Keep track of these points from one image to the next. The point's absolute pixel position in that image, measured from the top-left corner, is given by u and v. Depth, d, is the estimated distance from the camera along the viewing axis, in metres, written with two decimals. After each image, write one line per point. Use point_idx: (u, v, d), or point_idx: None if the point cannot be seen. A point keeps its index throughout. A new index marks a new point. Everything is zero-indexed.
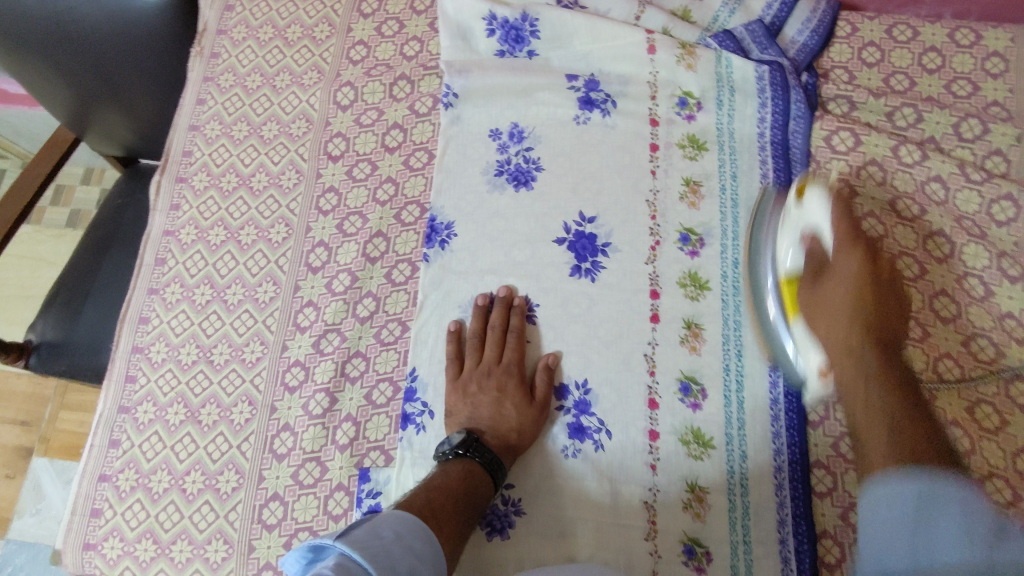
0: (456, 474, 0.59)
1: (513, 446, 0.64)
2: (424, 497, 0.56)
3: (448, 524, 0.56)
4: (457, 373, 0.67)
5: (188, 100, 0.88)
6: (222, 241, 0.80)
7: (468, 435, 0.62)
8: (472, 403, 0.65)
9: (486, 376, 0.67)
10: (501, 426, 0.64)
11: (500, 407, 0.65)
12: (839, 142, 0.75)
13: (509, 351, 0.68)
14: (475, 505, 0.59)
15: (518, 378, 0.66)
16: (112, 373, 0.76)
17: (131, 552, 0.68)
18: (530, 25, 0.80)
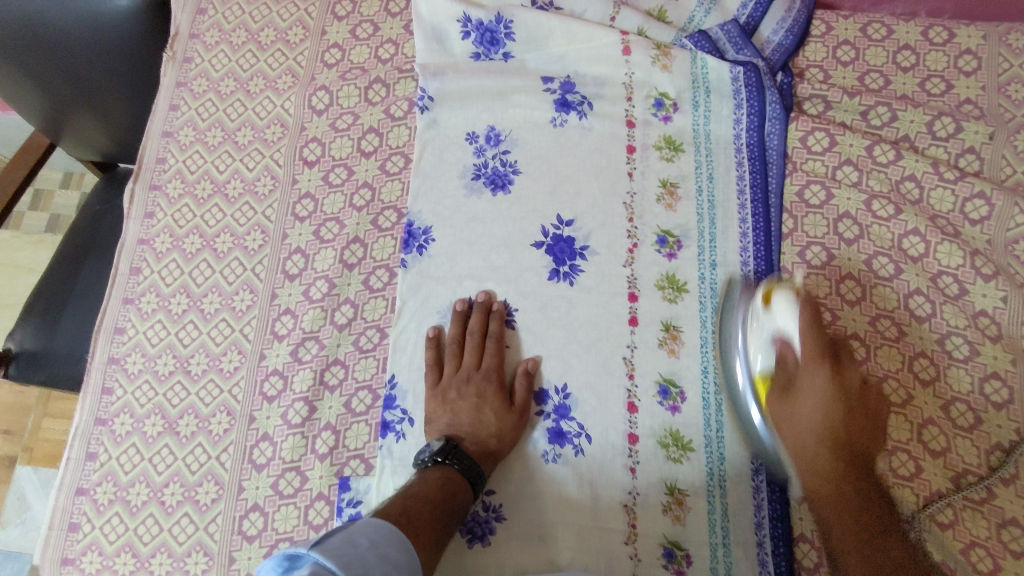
0: (433, 481, 0.59)
1: (493, 451, 0.64)
2: (400, 505, 0.56)
3: (425, 531, 0.55)
4: (437, 380, 0.68)
5: (161, 106, 0.87)
6: (198, 249, 0.79)
7: (447, 442, 0.63)
8: (451, 410, 0.66)
9: (465, 383, 0.67)
10: (480, 431, 0.65)
11: (479, 413, 0.65)
12: (815, 142, 0.75)
13: (488, 356, 0.68)
14: (454, 512, 0.59)
15: (497, 384, 0.67)
16: (88, 384, 0.75)
17: (110, 566, 0.68)
18: (504, 28, 0.79)
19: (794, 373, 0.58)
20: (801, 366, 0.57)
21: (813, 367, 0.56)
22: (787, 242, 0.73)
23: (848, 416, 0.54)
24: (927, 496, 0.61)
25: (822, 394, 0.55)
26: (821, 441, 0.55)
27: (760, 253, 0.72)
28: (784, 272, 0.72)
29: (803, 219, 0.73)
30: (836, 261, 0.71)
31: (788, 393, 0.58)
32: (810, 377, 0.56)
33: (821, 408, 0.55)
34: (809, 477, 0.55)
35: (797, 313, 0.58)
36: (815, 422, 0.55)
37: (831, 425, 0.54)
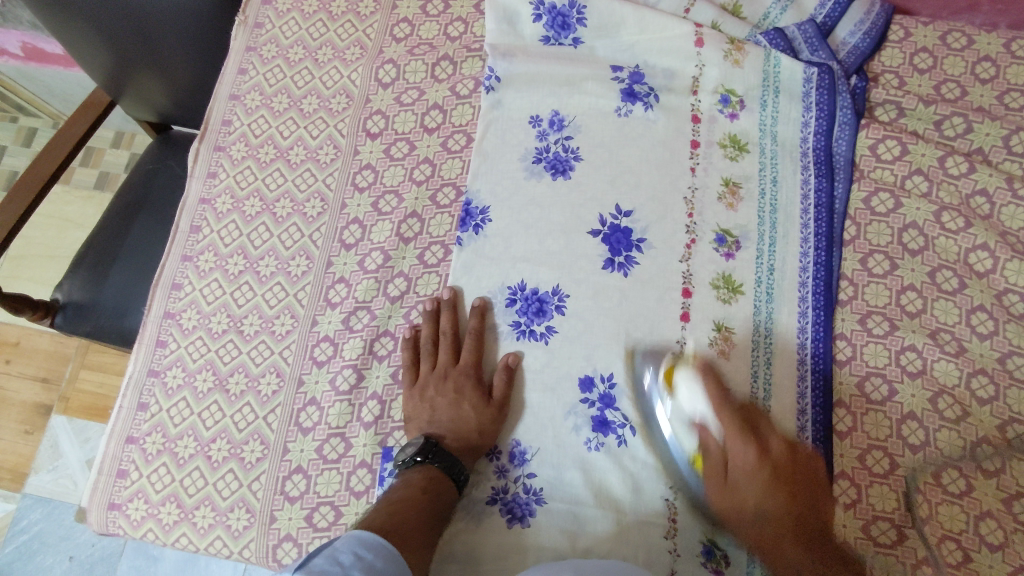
0: (416, 484, 0.61)
1: (475, 445, 0.65)
2: (385, 513, 0.57)
3: (414, 537, 0.56)
4: (413, 379, 0.69)
5: (230, 69, 0.88)
6: (258, 212, 0.80)
7: (427, 442, 0.64)
8: (429, 408, 0.67)
9: (441, 380, 0.68)
10: (460, 427, 0.65)
11: (458, 409, 0.66)
12: (885, 150, 0.73)
13: (465, 353, 0.69)
14: (442, 512, 0.60)
15: (475, 380, 0.67)
16: (144, 336, 0.77)
17: (155, 514, 0.69)
18: (577, 13, 0.79)
19: (725, 461, 0.61)
20: (727, 445, 0.60)
21: (747, 442, 0.59)
22: (849, 248, 0.72)
23: (780, 475, 0.58)
24: (978, 515, 0.59)
25: (730, 424, 0.60)
26: (767, 501, 0.58)
27: (821, 257, 0.71)
28: (842, 279, 0.70)
29: (866, 227, 0.72)
30: (898, 270, 0.69)
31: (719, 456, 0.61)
32: (744, 476, 0.59)
33: (757, 482, 0.58)
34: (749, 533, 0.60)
35: (704, 390, 0.62)
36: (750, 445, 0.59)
37: (772, 511, 0.58)
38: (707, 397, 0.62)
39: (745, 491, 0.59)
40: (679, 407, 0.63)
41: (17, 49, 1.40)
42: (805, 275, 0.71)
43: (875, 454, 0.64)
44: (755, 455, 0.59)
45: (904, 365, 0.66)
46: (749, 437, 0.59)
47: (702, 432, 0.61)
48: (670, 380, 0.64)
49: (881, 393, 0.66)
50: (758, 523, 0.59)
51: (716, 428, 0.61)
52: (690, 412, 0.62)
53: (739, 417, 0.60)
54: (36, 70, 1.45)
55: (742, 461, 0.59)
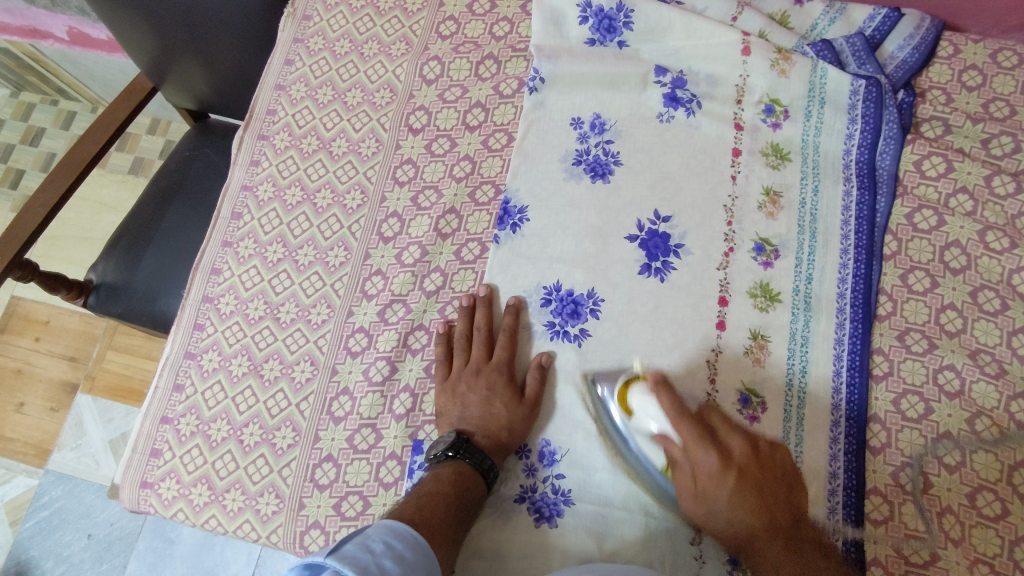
0: (446, 477, 0.61)
1: (505, 443, 0.65)
2: (414, 504, 0.58)
3: (440, 530, 0.57)
4: (446, 373, 0.69)
5: (276, 59, 0.89)
6: (298, 202, 0.81)
7: (458, 437, 0.64)
8: (461, 403, 0.67)
9: (475, 376, 0.68)
10: (491, 424, 0.65)
11: (489, 406, 0.66)
12: (930, 167, 0.72)
13: (498, 350, 0.69)
14: (467, 507, 0.60)
15: (508, 378, 0.67)
16: (182, 319, 0.78)
17: (186, 494, 0.70)
18: (624, 17, 0.79)
19: (690, 476, 0.59)
20: (688, 449, 0.59)
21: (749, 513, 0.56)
22: (890, 263, 0.70)
23: (753, 483, 0.57)
24: (1012, 540, 0.59)
25: (728, 491, 0.57)
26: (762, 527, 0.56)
27: (861, 269, 0.70)
28: (881, 293, 0.70)
29: (907, 243, 0.71)
30: (940, 289, 0.69)
31: (675, 463, 0.60)
32: (704, 463, 0.58)
33: (722, 494, 0.57)
34: (758, 568, 0.55)
35: (657, 401, 0.61)
36: (732, 497, 0.56)
37: (737, 491, 0.56)
38: (662, 408, 0.60)
39: (707, 450, 0.58)
40: (636, 420, 0.62)
41: (62, 34, 1.43)
42: (841, 287, 0.70)
43: (909, 471, 0.63)
44: (717, 461, 0.57)
45: (941, 384, 0.65)
46: (716, 453, 0.57)
47: (661, 438, 0.60)
48: (625, 402, 0.63)
49: (917, 411, 0.65)
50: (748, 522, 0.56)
51: (676, 440, 0.59)
52: (643, 422, 0.62)
53: (699, 426, 0.59)
54: (80, 55, 1.48)
55: (704, 466, 0.58)
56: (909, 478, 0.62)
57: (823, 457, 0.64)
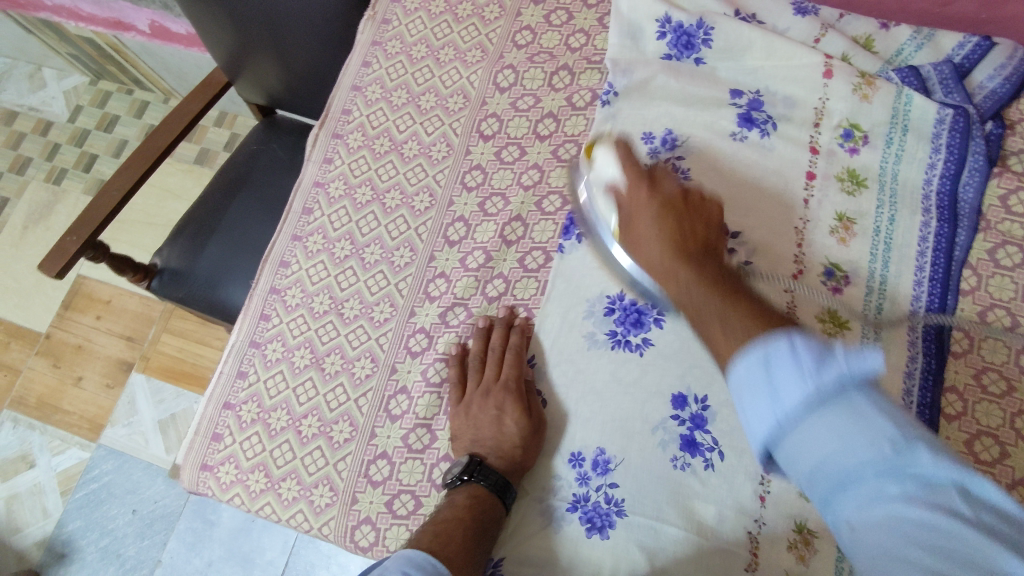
0: (461, 504, 0.61)
1: (520, 462, 0.63)
2: (430, 532, 0.58)
3: (459, 552, 0.56)
4: (461, 395, 0.69)
5: (355, 60, 0.91)
6: (368, 200, 0.83)
7: (471, 460, 0.64)
8: (474, 425, 0.67)
9: (484, 397, 0.67)
10: (503, 444, 0.64)
11: (500, 426, 0.65)
12: (1016, 202, 0.70)
13: (506, 367, 0.68)
14: (487, 530, 0.60)
15: (516, 394, 0.66)
16: (249, 308, 0.80)
17: (244, 480, 0.72)
18: (704, 34, 0.78)
19: (632, 213, 0.66)
20: (630, 199, 0.66)
21: (653, 240, 0.63)
22: (967, 298, 0.68)
23: (678, 216, 0.63)
24: None
25: (653, 207, 0.64)
26: (663, 242, 0.63)
27: (934, 303, 0.68)
28: (957, 328, 0.67)
29: (988, 279, 0.68)
30: (1019, 329, 0.66)
31: (630, 228, 0.66)
32: (640, 200, 0.65)
33: (653, 214, 0.64)
34: (682, 305, 0.60)
35: (615, 156, 0.69)
36: (664, 230, 0.63)
37: (671, 229, 0.62)
38: (617, 157, 0.69)
39: (647, 229, 0.64)
40: (598, 172, 0.71)
41: (144, 27, 1.48)
42: (915, 316, 0.68)
43: None
44: (650, 194, 0.65)
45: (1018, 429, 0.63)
46: (651, 179, 0.66)
47: (613, 184, 0.69)
48: (592, 155, 0.72)
49: (990, 455, 0.62)
50: (667, 278, 0.61)
51: (622, 184, 0.68)
52: (602, 176, 0.70)
53: (664, 230, 0.63)
54: (159, 47, 1.54)
55: (647, 204, 0.65)
56: None
57: None
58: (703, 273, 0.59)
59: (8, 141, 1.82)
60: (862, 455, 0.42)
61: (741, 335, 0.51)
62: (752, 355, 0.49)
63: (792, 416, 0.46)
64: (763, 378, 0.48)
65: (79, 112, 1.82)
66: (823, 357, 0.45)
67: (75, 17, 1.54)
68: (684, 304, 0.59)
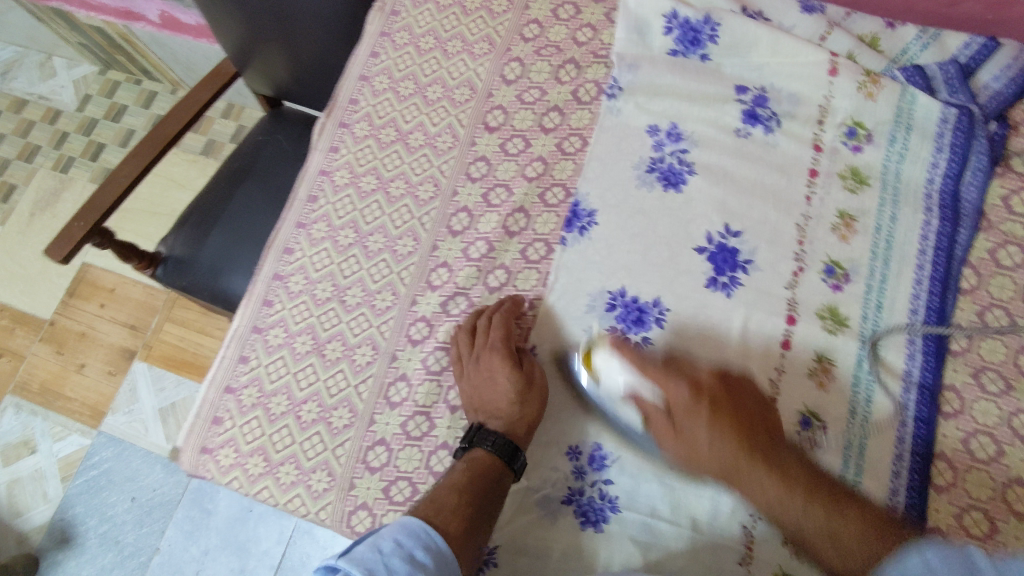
0: (458, 474, 0.63)
1: (520, 418, 0.66)
2: (429, 497, 0.62)
3: (457, 517, 0.60)
4: (458, 363, 0.71)
5: (362, 51, 0.91)
6: (373, 189, 0.83)
7: (475, 428, 0.66)
8: (473, 389, 0.69)
9: (478, 363, 0.69)
10: (501, 405, 0.66)
11: (495, 387, 0.67)
12: (1018, 203, 0.71)
13: (493, 331, 0.70)
14: (493, 496, 0.62)
15: (504, 355, 0.68)
16: (253, 294, 0.81)
17: (243, 464, 0.73)
18: (710, 30, 0.78)
19: (677, 420, 0.62)
20: (666, 403, 0.62)
21: (675, 399, 0.62)
22: (967, 297, 0.68)
23: (729, 408, 0.61)
24: None
25: (709, 424, 0.61)
26: (725, 438, 0.60)
27: (934, 302, 0.68)
28: (956, 327, 0.67)
29: (989, 279, 0.69)
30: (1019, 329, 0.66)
31: (672, 420, 0.62)
32: (681, 400, 0.62)
33: (706, 424, 0.61)
34: (754, 497, 0.59)
35: (622, 363, 0.64)
36: (722, 433, 0.60)
37: (716, 412, 0.61)
38: (627, 366, 0.64)
39: (696, 439, 0.61)
40: (602, 381, 0.65)
41: (155, 17, 1.49)
42: (913, 315, 0.68)
43: (974, 514, 0.60)
44: (688, 394, 0.62)
45: (1016, 428, 0.63)
46: (679, 380, 0.63)
47: (632, 396, 0.64)
48: (590, 360, 0.66)
49: (987, 453, 0.62)
50: (731, 477, 0.60)
51: (647, 392, 0.63)
52: (611, 386, 0.65)
53: (715, 421, 0.61)
54: (168, 38, 1.54)
55: (678, 398, 0.62)
56: (974, 521, 0.60)
57: (882, 491, 0.62)
58: (775, 463, 0.59)
59: (17, 129, 1.83)
60: None
61: (873, 542, 0.53)
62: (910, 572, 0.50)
63: None
64: None
65: (88, 101, 1.83)
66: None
67: (85, 6, 1.55)
68: (736, 481, 0.60)
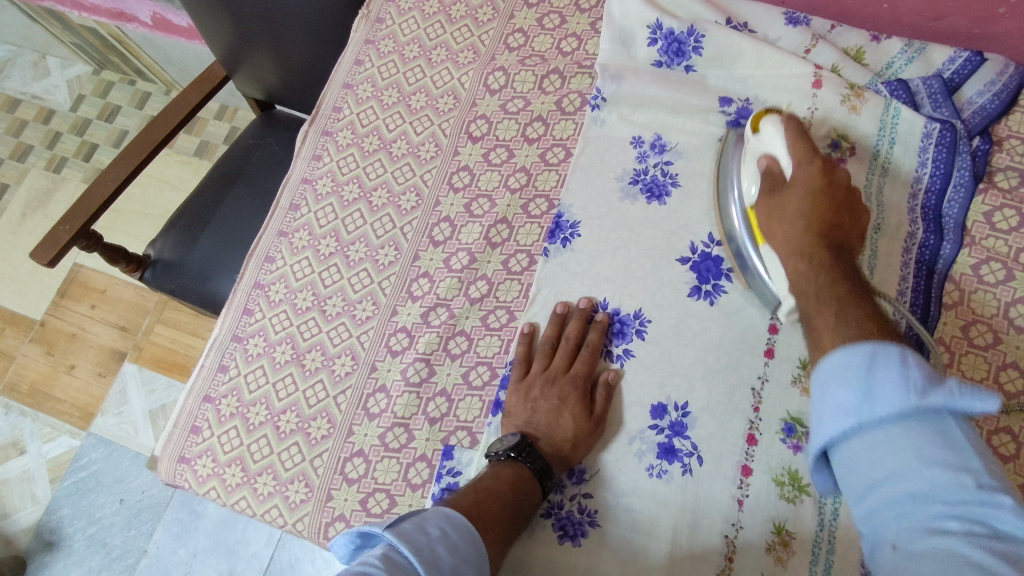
0: (506, 477, 0.61)
1: (566, 456, 0.64)
2: (471, 497, 0.59)
3: (494, 528, 0.58)
4: (523, 375, 0.69)
5: (347, 59, 0.91)
6: (355, 198, 0.83)
7: (521, 440, 0.64)
8: (531, 407, 0.67)
9: (550, 384, 0.67)
10: (556, 434, 0.65)
11: (558, 416, 0.65)
12: (1002, 219, 0.70)
13: (579, 363, 0.68)
14: (520, 512, 0.60)
15: (582, 392, 0.67)
16: (233, 302, 0.81)
17: (220, 474, 0.72)
18: (694, 41, 0.78)
19: (794, 179, 0.63)
20: (791, 167, 0.63)
21: (803, 257, 0.58)
22: (949, 313, 0.68)
23: (828, 241, 0.59)
24: None
25: (801, 239, 0.59)
26: (805, 230, 0.59)
27: (917, 314, 0.68)
28: (938, 343, 0.67)
29: (971, 295, 0.68)
30: (1001, 346, 0.66)
31: (775, 189, 0.64)
32: (800, 171, 0.62)
33: (787, 243, 0.60)
34: (801, 285, 0.58)
35: (784, 133, 0.65)
36: (801, 219, 0.60)
37: (811, 247, 0.58)
38: (786, 133, 0.65)
39: (790, 212, 0.61)
40: (762, 142, 0.67)
41: (147, 19, 1.49)
42: None
43: None
44: (802, 200, 0.61)
45: (996, 447, 0.62)
46: (812, 157, 0.62)
47: (768, 161, 0.66)
48: (756, 125, 0.69)
49: None
50: (803, 292, 0.57)
51: (783, 160, 0.65)
52: (766, 146, 0.67)
53: (814, 248, 0.58)
54: (160, 40, 1.54)
55: (796, 191, 0.62)
56: None
57: None
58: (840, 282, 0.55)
59: (10, 129, 1.83)
60: (889, 404, 0.45)
61: (846, 330, 0.51)
62: (859, 348, 0.48)
63: (878, 420, 0.45)
64: (858, 375, 0.47)
65: (81, 102, 1.83)
66: (931, 380, 0.44)
67: (79, 7, 1.54)
68: (812, 310, 0.55)
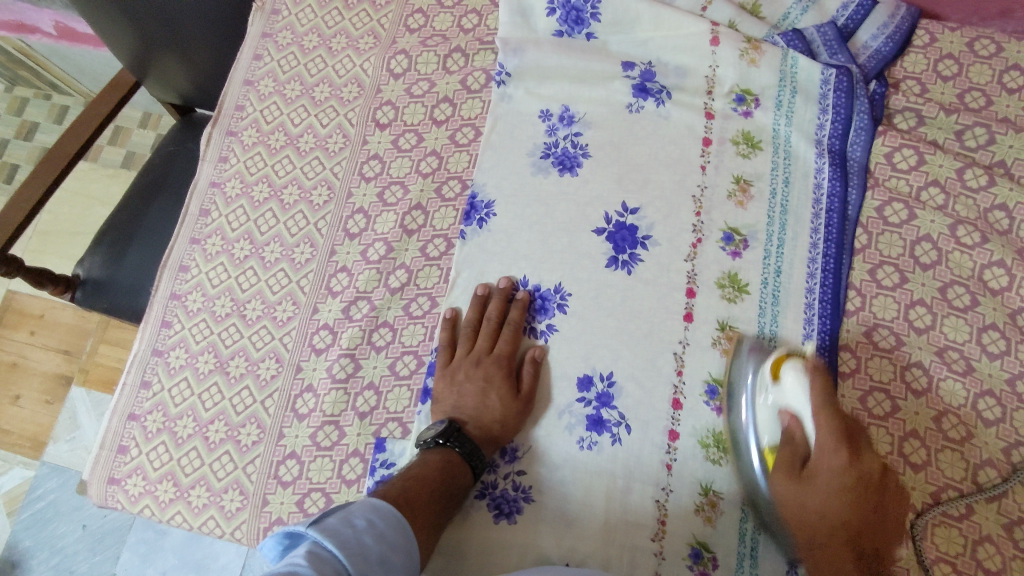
0: (434, 463, 0.61)
1: (495, 436, 0.64)
2: (400, 486, 0.59)
3: (423, 514, 0.58)
4: (447, 360, 0.68)
5: (246, 55, 0.89)
6: (266, 198, 0.81)
7: (449, 425, 0.63)
8: (458, 392, 0.66)
9: (474, 366, 0.67)
10: (483, 416, 0.65)
11: (484, 398, 0.65)
12: (901, 159, 0.71)
13: (501, 342, 0.68)
14: (450, 497, 0.60)
15: (506, 371, 0.67)
16: (150, 316, 0.79)
17: (152, 491, 0.71)
18: (591, 8, 0.78)
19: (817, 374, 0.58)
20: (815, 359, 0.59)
21: (827, 451, 0.55)
22: (859, 257, 0.69)
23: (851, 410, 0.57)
24: (976, 540, 0.58)
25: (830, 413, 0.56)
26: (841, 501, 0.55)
27: (829, 265, 0.68)
28: (850, 289, 0.68)
29: (878, 237, 0.69)
30: (909, 284, 0.67)
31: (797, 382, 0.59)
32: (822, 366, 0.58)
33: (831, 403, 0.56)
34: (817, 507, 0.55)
35: None
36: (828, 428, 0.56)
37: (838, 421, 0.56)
38: None
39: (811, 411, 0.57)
40: None
41: (49, 29, 1.43)
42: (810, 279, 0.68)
43: None
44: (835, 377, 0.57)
45: (908, 382, 0.64)
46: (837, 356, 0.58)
47: None
48: None
49: (883, 409, 0.63)
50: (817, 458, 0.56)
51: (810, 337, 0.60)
52: None
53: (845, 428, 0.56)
54: (67, 49, 1.48)
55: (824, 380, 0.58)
56: None
57: None
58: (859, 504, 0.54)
59: None
60: None
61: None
62: None
63: None
64: None
65: None
66: None
67: None
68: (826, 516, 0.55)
